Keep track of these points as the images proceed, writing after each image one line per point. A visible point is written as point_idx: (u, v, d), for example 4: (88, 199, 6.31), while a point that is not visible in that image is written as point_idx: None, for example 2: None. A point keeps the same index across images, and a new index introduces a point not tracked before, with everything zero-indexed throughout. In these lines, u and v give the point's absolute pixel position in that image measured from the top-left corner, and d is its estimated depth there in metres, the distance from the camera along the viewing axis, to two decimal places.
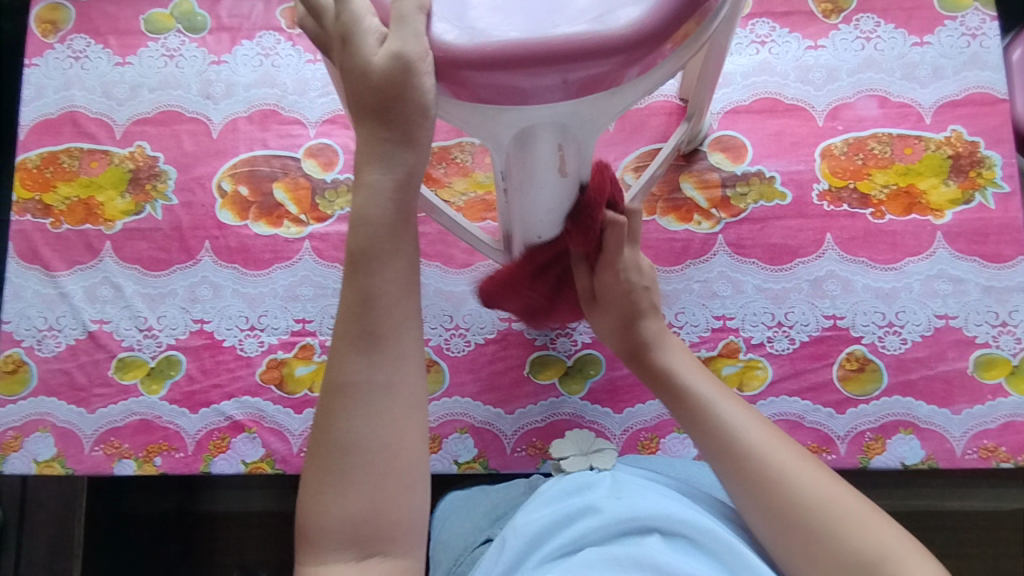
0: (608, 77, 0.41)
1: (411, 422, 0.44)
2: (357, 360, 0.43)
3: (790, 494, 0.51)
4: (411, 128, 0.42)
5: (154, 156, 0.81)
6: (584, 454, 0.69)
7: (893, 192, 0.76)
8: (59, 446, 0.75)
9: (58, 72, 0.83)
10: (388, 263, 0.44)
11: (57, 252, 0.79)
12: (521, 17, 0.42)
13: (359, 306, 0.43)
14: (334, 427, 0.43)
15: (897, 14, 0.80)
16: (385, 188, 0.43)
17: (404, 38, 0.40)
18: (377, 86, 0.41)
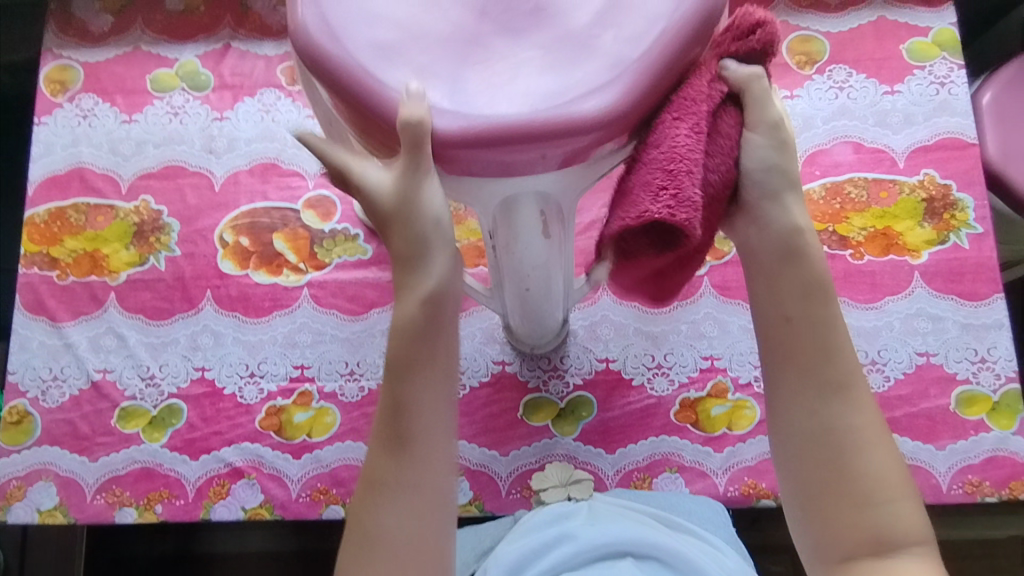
0: (589, 149, 0.44)
1: (431, 518, 0.48)
2: (388, 459, 0.48)
3: (863, 466, 0.47)
4: (434, 235, 0.48)
5: (158, 210, 0.84)
6: (563, 485, 0.71)
7: (871, 234, 0.79)
8: (61, 495, 0.76)
9: (67, 130, 0.87)
10: (421, 371, 0.48)
11: (62, 304, 0.82)
12: (505, 95, 0.43)
13: (392, 409, 0.48)
14: (368, 518, 0.48)
15: (868, 65, 0.84)
16: (414, 300, 0.48)
17: (412, 164, 0.44)
18: (401, 212, 0.47)
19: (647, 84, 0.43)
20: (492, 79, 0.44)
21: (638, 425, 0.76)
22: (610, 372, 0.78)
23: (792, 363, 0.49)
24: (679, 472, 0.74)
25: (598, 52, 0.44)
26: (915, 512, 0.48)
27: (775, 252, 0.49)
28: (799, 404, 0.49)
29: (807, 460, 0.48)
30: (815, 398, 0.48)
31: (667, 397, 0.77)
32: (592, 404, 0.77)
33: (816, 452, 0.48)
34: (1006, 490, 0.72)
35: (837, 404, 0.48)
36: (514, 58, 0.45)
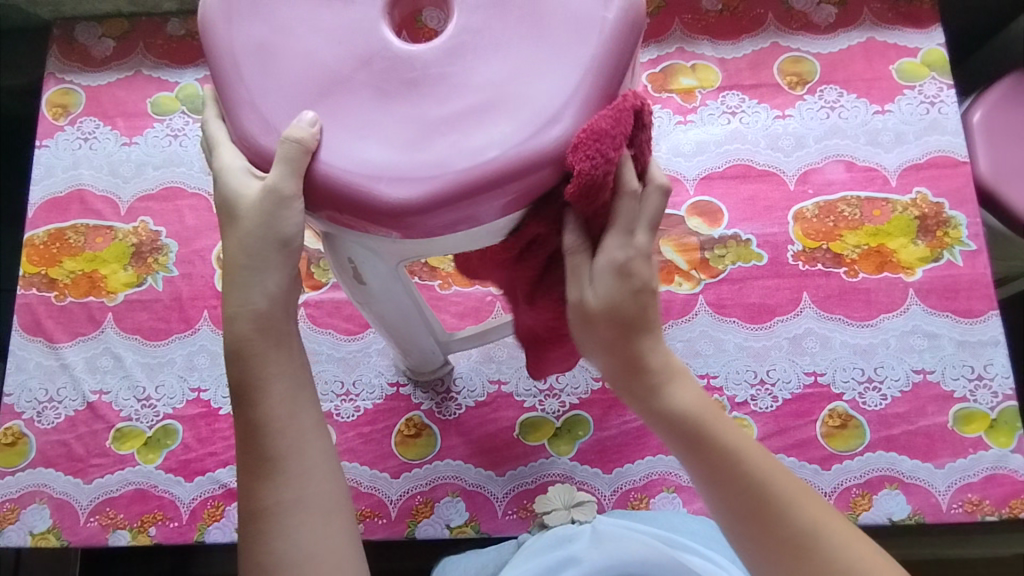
0: (525, 200, 0.42)
1: (328, 528, 0.47)
2: (266, 483, 0.46)
3: (812, 544, 0.46)
4: (283, 249, 0.45)
5: (156, 231, 0.85)
6: (565, 508, 0.66)
7: (865, 251, 0.80)
8: (54, 518, 0.76)
9: (67, 152, 0.88)
10: (277, 378, 0.47)
11: (60, 325, 0.82)
12: (399, 147, 0.42)
13: (249, 435, 0.47)
14: (264, 553, 0.46)
15: (859, 85, 0.85)
16: (245, 319, 0.46)
17: (280, 175, 0.42)
18: (260, 223, 0.44)
19: (558, 158, 0.41)
20: (396, 125, 0.42)
21: (634, 445, 0.75)
22: (606, 392, 0.77)
23: (710, 486, 0.48)
24: (677, 491, 0.74)
25: (514, 102, 0.42)
26: (874, 554, 0.47)
27: (647, 381, 0.47)
28: (743, 538, 0.47)
29: (765, 565, 0.47)
30: (751, 523, 0.47)
31: None
32: (589, 423, 0.76)
33: (772, 554, 0.47)
34: (1007, 508, 0.71)
35: (777, 533, 0.46)
36: (421, 106, 0.43)
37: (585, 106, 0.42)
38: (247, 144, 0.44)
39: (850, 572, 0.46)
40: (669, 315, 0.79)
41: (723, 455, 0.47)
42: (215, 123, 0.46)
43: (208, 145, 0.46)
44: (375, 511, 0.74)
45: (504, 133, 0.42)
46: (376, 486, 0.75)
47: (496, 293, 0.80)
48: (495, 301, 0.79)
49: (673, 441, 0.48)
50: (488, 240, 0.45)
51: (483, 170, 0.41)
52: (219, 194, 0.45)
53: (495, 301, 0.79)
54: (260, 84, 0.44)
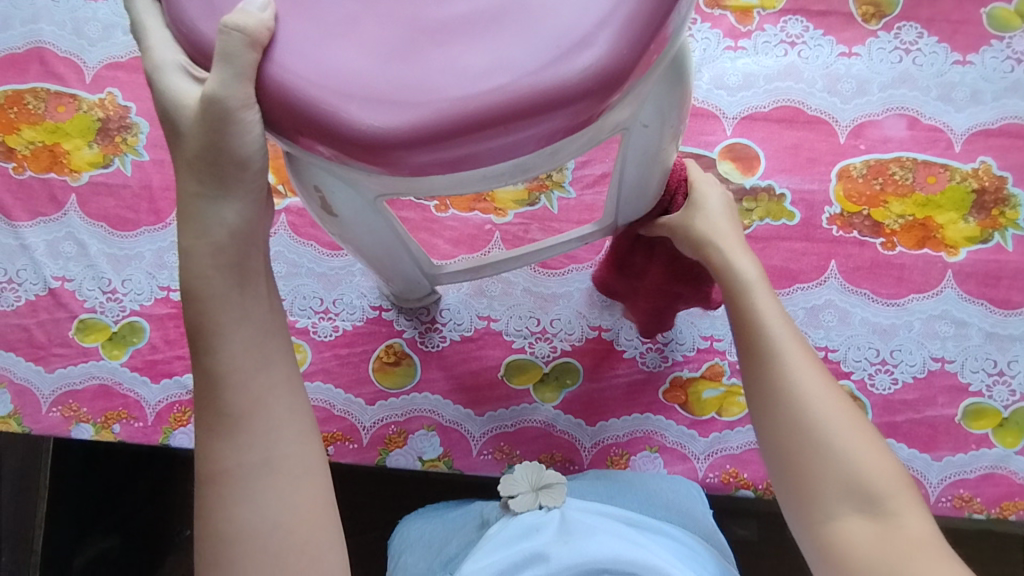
0: (535, 143, 0.34)
1: (300, 493, 0.39)
2: (224, 444, 0.39)
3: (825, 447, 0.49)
4: (236, 171, 0.37)
5: (126, 106, 0.76)
6: (533, 491, 0.58)
7: (908, 222, 0.72)
8: (15, 404, 0.73)
9: (27, 2, 0.77)
10: (241, 323, 0.39)
11: (19, 201, 0.75)
12: (379, 54, 0.34)
13: (207, 389, 0.39)
14: (220, 525, 0.38)
15: (942, 27, 0.73)
16: (202, 254, 0.38)
17: (222, 78, 0.34)
18: (205, 139, 0.36)
19: (583, 93, 0.33)
20: (378, 32, 0.34)
21: (623, 400, 0.71)
22: (601, 342, 0.72)
23: (763, 363, 0.53)
24: (659, 452, 0.71)
25: (529, 18, 0.34)
26: (898, 478, 0.48)
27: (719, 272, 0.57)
28: (770, 428, 0.52)
29: (781, 453, 0.51)
30: (788, 419, 0.51)
31: (658, 374, 0.72)
32: (578, 372, 0.72)
33: (794, 456, 0.50)
34: (997, 508, 0.68)
35: (807, 427, 0.50)
36: (416, 5, 0.35)
37: (623, 30, 0.33)
38: (185, 34, 0.36)
39: (865, 482, 0.48)
40: None
41: (771, 352, 0.53)
42: (144, 7, 0.37)
43: (138, 36, 0.38)
44: (347, 434, 0.71)
45: (513, 56, 0.33)
46: (349, 410, 0.72)
47: (496, 222, 0.72)
48: (494, 231, 0.72)
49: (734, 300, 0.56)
50: (487, 187, 0.37)
51: (483, 100, 0.33)
52: (158, 104, 0.37)
53: (494, 231, 0.72)
54: None
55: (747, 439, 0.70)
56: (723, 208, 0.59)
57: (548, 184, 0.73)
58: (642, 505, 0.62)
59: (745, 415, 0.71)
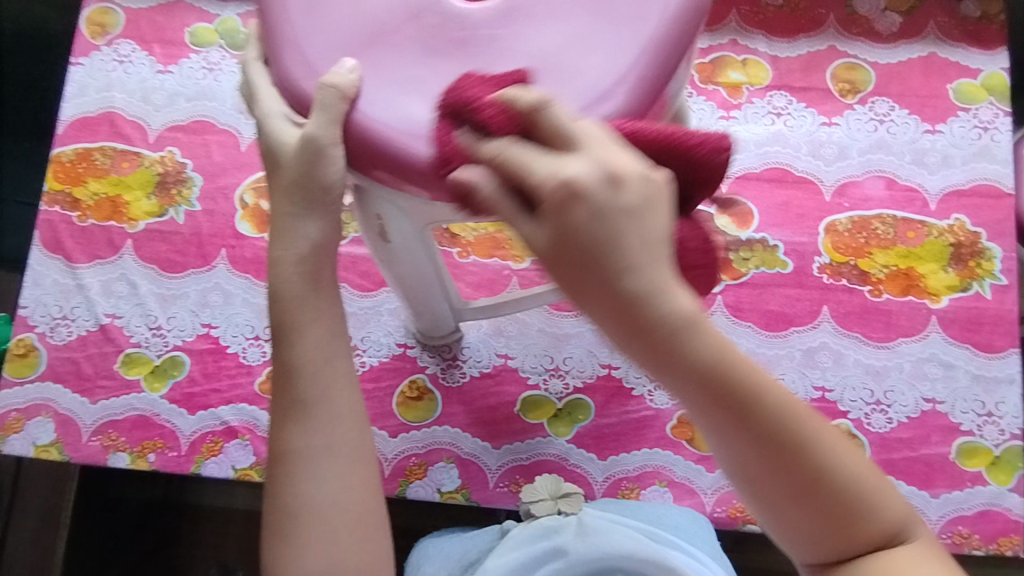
0: None
1: (355, 474, 0.45)
2: (294, 427, 0.45)
3: (819, 463, 0.37)
4: (322, 197, 0.45)
5: (183, 163, 0.85)
6: (552, 499, 0.69)
7: (892, 272, 0.78)
8: (58, 433, 0.77)
9: (101, 73, 0.87)
10: (313, 325, 0.46)
11: (79, 245, 0.82)
12: (438, 104, 0.41)
13: (284, 377, 0.45)
14: (287, 495, 0.45)
15: (913, 100, 0.83)
16: (289, 262, 0.46)
17: (318, 123, 0.41)
18: (299, 171, 0.44)
19: None
20: (441, 84, 0.41)
21: (632, 435, 0.75)
22: (612, 379, 0.77)
23: (645, 353, 0.34)
24: (668, 486, 0.74)
25: (563, 76, 0.41)
26: (894, 493, 0.40)
27: (621, 299, 0.32)
28: (741, 438, 0.36)
29: (763, 465, 0.36)
30: (729, 411, 0.35)
31: (665, 411, 0.76)
32: (590, 408, 0.76)
33: (796, 478, 0.37)
34: (993, 544, 0.71)
35: (789, 447, 0.36)
36: (470, 65, 0.42)
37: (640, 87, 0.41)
38: (287, 89, 0.43)
39: (868, 510, 0.38)
40: None
41: (688, 326, 0.33)
42: (258, 70, 0.46)
43: (250, 91, 0.46)
44: None
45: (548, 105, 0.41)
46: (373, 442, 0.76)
47: (514, 268, 0.79)
48: (512, 276, 0.79)
49: (600, 301, 0.33)
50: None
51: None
52: (264, 144, 0.45)
53: (512, 276, 0.79)
54: (307, 22, 0.43)
55: None
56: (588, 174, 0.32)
57: None
58: (650, 519, 0.68)
59: None
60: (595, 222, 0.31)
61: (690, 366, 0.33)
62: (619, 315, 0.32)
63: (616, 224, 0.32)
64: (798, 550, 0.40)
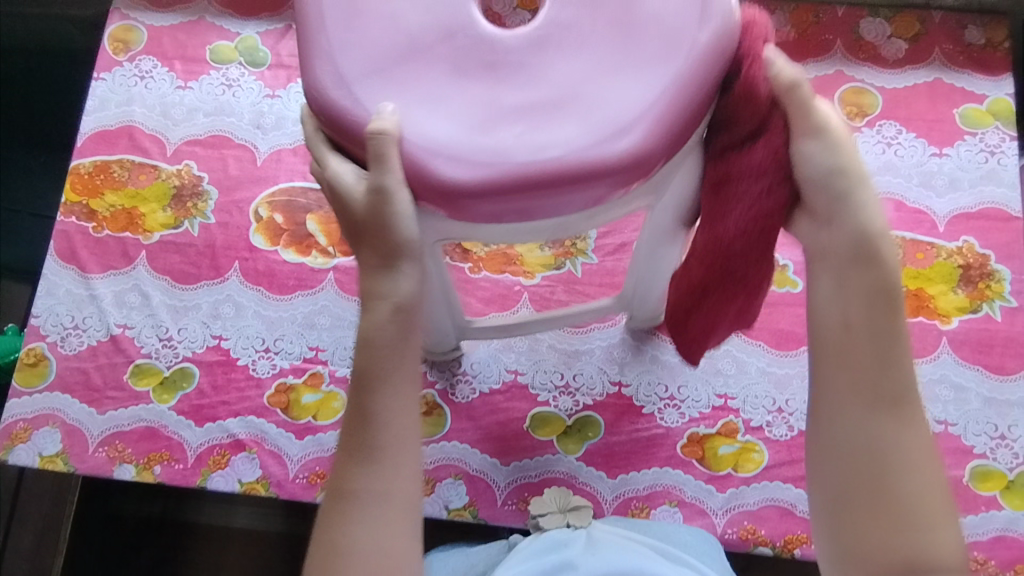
0: (574, 204, 0.45)
1: (403, 527, 0.48)
2: (360, 469, 0.48)
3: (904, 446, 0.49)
4: (402, 250, 0.47)
5: (199, 176, 0.86)
6: (561, 512, 0.69)
7: (902, 293, 0.78)
8: (64, 443, 0.76)
9: (123, 88, 0.89)
10: (394, 386, 0.48)
11: (94, 256, 0.83)
12: (462, 127, 0.44)
13: (359, 418, 0.48)
14: (337, 530, 0.48)
15: (919, 124, 0.84)
16: (381, 312, 0.48)
17: (380, 172, 0.44)
18: (368, 219, 0.46)
19: (622, 168, 0.44)
20: (470, 110, 0.45)
21: (642, 454, 0.75)
22: (621, 397, 0.77)
23: (837, 279, 0.49)
24: (678, 506, 0.73)
25: (581, 106, 0.44)
26: (953, 532, 0.48)
27: (850, 246, 0.48)
28: (853, 393, 0.49)
29: (864, 414, 0.49)
30: (875, 360, 0.49)
31: (675, 429, 0.76)
32: (599, 425, 0.76)
33: (877, 452, 0.49)
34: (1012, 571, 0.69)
35: (901, 417, 0.49)
36: (496, 90, 0.45)
37: (654, 126, 0.44)
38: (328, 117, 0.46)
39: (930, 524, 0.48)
40: None
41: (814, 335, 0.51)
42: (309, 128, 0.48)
43: (311, 151, 0.49)
44: None
45: (565, 137, 0.44)
46: None
47: (524, 283, 0.80)
48: (523, 291, 0.79)
49: (839, 327, 0.49)
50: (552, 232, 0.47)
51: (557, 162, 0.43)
52: (335, 202, 0.48)
53: (523, 292, 0.79)
54: (344, 40, 0.46)
55: (763, 495, 0.73)
56: (850, 144, 0.48)
57: (573, 251, 0.81)
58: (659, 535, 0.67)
59: (760, 471, 0.74)
60: (855, 185, 0.48)
61: (864, 278, 0.48)
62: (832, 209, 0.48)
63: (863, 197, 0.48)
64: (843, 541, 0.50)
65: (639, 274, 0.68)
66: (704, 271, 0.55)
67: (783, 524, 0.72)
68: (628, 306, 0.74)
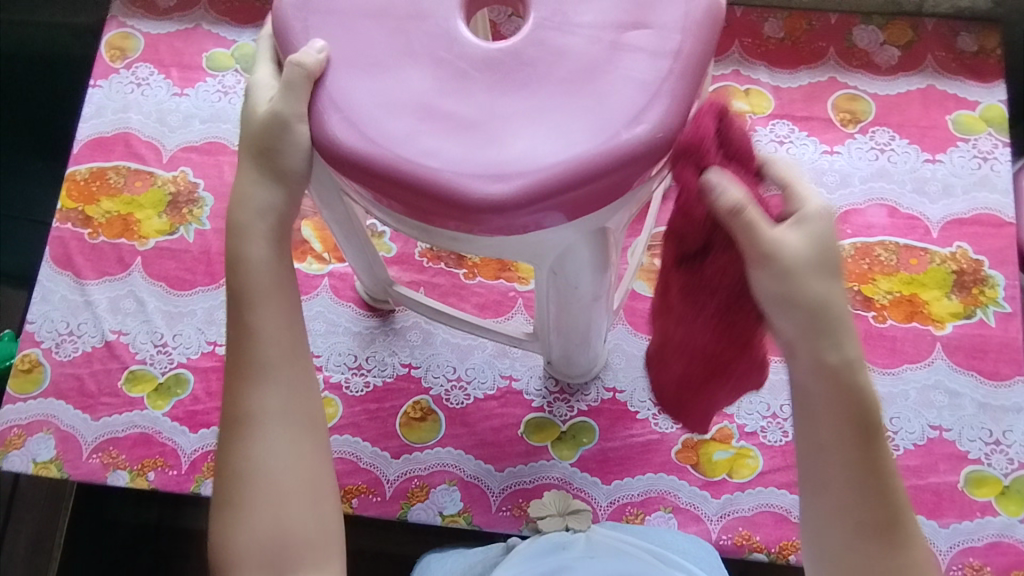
0: (485, 230, 0.43)
1: (304, 439, 0.50)
2: (250, 389, 0.49)
3: (896, 517, 0.45)
4: (285, 174, 0.48)
5: (195, 183, 0.86)
6: (561, 515, 0.70)
7: (896, 298, 0.78)
8: (58, 449, 0.76)
9: (119, 95, 0.89)
10: (269, 300, 0.50)
11: (89, 262, 0.83)
12: (390, 127, 0.43)
13: (240, 335, 0.50)
14: (238, 454, 0.49)
15: (912, 131, 0.84)
16: (258, 228, 0.50)
17: (285, 99, 0.45)
18: (261, 137, 0.48)
19: (536, 200, 0.42)
20: (466, 118, 0.43)
21: (637, 459, 0.75)
22: (616, 403, 0.77)
23: (826, 391, 0.44)
24: (674, 512, 0.73)
25: (525, 130, 0.42)
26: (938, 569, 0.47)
27: (829, 359, 0.43)
28: (847, 494, 0.44)
29: (861, 502, 0.44)
30: (861, 451, 0.44)
31: (670, 435, 0.76)
32: (594, 431, 0.76)
33: (876, 524, 0.45)
34: None
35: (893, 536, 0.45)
36: (445, 102, 0.43)
37: (577, 165, 0.41)
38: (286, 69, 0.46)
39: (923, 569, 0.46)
40: None
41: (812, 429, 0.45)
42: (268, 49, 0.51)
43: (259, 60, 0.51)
44: (370, 487, 0.74)
45: (487, 163, 0.42)
46: (374, 464, 0.75)
47: (519, 289, 0.80)
48: (517, 297, 0.79)
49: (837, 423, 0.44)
50: (549, 242, 0.46)
51: (556, 171, 0.41)
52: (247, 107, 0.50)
53: (517, 298, 0.79)
54: (322, 21, 0.46)
55: (758, 501, 0.73)
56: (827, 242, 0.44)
57: None
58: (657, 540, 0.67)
59: (755, 477, 0.74)
60: (826, 284, 0.43)
61: (847, 382, 0.43)
62: (807, 325, 0.43)
63: (831, 289, 0.43)
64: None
65: (552, 327, 0.66)
66: (685, 365, 0.51)
67: (778, 530, 0.72)
68: (545, 349, 0.73)
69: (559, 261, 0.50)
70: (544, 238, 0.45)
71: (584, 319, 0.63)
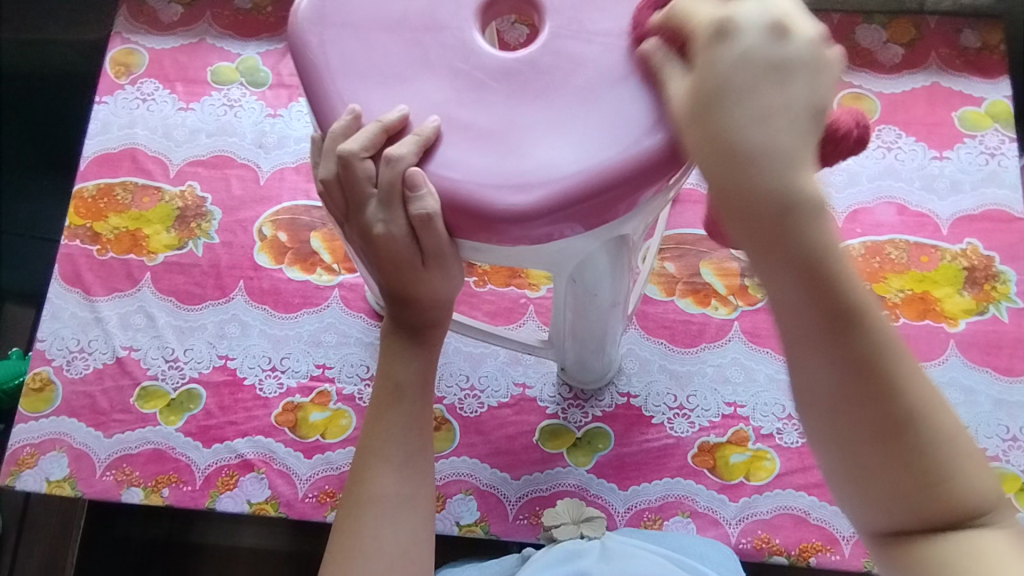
0: (509, 241, 0.43)
1: (418, 519, 0.53)
2: (388, 470, 0.54)
3: (909, 404, 0.39)
4: (384, 195, 0.43)
5: (203, 197, 0.86)
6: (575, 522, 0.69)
7: (908, 296, 0.78)
8: (71, 468, 0.76)
9: (125, 111, 0.89)
10: (410, 355, 0.55)
11: (98, 278, 0.83)
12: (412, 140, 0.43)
13: (391, 391, 0.54)
14: (362, 533, 0.52)
15: (919, 128, 0.84)
16: (402, 248, 0.45)
17: (350, 143, 0.43)
18: (343, 184, 0.45)
19: (558, 211, 0.42)
20: (487, 130, 0.43)
21: (653, 464, 0.74)
22: (631, 408, 0.77)
23: (766, 253, 0.39)
24: (692, 517, 0.72)
25: (543, 139, 0.42)
26: (981, 465, 0.41)
27: (772, 211, 0.38)
28: (837, 383, 0.39)
29: (850, 386, 0.39)
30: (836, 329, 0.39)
31: (686, 439, 0.75)
32: (609, 437, 0.76)
33: (874, 411, 0.39)
34: None
35: (899, 421, 0.39)
36: (463, 113, 0.43)
37: (596, 173, 0.41)
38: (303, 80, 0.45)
39: (949, 473, 0.39)
40: (703, 337, 0.79)
41: (809, 211, 0.38)
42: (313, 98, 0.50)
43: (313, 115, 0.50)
44: None
45: (510, 174, 0.42)
46: None
47: (530, 296, 0.80)
48: (529, 304, 0.79)
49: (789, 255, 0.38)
50: (572, 251, 0.46)
51: (576, 180, 0.41)
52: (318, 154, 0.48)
53: (529, 304, 0.79)
54: (334, 32, 0.45)
55: (776, 504, 0.73)
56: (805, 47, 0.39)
57: None
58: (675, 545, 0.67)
59: (772, 479, 0.74)
60: (781, 116, 0.38)
61: (798, 243, 0.38)
62: (727, 161, 0.38)
63: (779, 136, 0.38)
64: (853, 491, 0.41)
65: (567, 334, 0.67)
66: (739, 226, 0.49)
67: (797, 532, 0.72)
68: (559, 355, 0.73)
69: (579, 270, 0.51)
70: (567, 247, 0.45)
71: (596, 327, 0.63)
